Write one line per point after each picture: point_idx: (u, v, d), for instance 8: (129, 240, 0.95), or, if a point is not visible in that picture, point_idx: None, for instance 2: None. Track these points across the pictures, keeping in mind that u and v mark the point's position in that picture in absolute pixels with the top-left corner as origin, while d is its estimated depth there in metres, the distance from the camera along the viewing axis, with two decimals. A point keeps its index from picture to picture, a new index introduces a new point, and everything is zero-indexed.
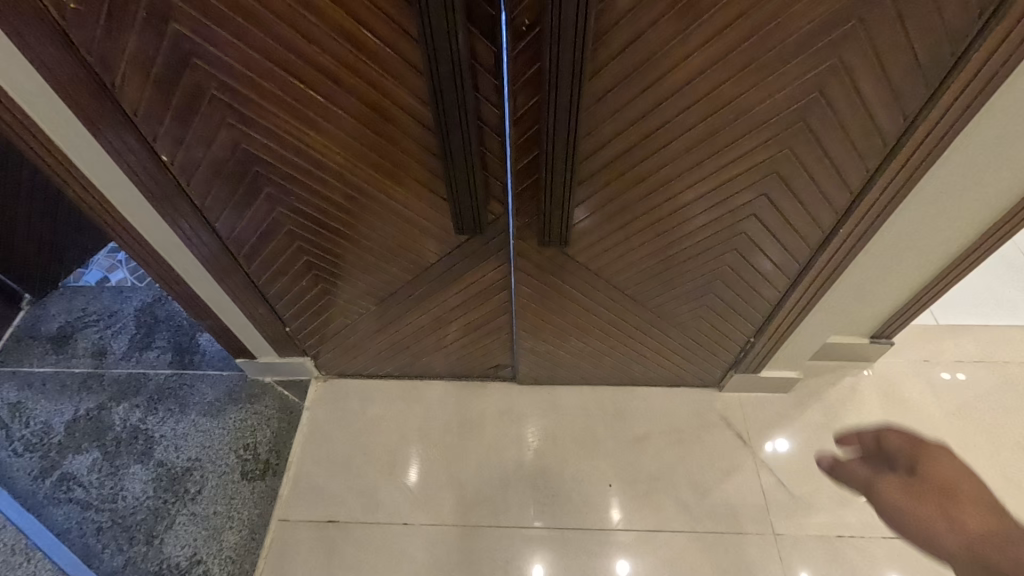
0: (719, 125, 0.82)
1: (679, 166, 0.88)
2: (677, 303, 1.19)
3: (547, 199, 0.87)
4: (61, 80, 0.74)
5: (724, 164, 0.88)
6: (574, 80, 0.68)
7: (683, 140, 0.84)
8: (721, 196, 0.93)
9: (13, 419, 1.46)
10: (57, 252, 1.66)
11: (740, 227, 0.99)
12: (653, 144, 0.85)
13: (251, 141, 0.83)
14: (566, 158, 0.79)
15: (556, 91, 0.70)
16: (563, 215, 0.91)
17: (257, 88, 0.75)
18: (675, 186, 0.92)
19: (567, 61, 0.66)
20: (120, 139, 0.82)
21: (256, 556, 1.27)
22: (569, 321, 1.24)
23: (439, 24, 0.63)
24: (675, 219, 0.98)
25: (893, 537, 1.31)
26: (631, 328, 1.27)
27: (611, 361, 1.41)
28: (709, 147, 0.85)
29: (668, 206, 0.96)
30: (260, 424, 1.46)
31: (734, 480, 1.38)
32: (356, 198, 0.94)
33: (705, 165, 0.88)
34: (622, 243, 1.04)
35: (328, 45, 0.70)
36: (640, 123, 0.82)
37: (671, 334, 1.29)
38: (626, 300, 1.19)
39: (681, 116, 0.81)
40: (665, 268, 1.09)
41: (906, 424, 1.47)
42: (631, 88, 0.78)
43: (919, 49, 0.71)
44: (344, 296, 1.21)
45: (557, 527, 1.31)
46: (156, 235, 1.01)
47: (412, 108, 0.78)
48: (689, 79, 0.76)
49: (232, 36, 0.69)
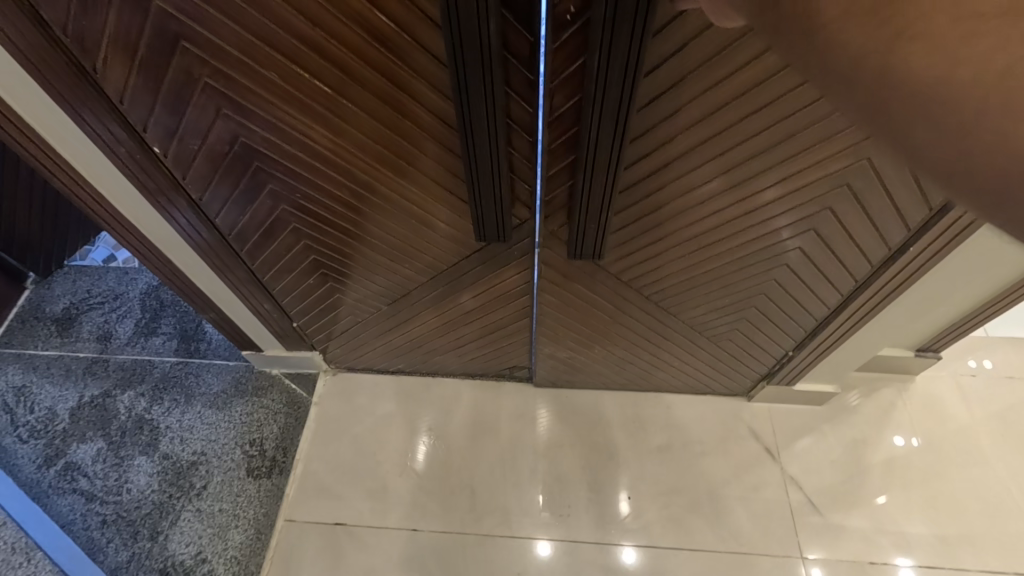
0: (782, 137, 0.71)
1: (733, 177, 0.78)
2: (714, 315, 1.10)
3: (583, 206, 0.78)
4: (33, 61, 0.64)
5: (783, 178, 0.77)
6: (624, 86, 0.59)
7: (740, 150, 0.74)
8: (777, 210, 0.83)
9: (17, 403, 1.43)
10: (61, 230, 1.60)
11: (794, 242, 0.89)
12: (706, 153, 0.75)
13: (250, 134, 0.74)
14: (609, 163, 0.70)
15: (602, 97, 0.60)
16: (600, 224, 0.82)
17: (255, 76, 0.66)
18: (724, 199, 0.82)
19: (621, 54, 0.56)
20: (105, 128, 0.74)
21: (262, 557, 1.24)
22: (593, 330, 1.16)
23: (468, 10, 0.53)
24: (721, 231, 0.88)
25: (929, 565, 1.23)
26: (661, 339, 1.19)
27: (633, 369, 1.33)
28: (770, 160, 0.75)
29: (715, 219, 0.86)
30: (267, 419, 1.41)
31: (759, 496, 1.31)
32: (367, 197, 0.85)
33: (764, 176, 0.77)
34: (660, 254, 0.95)
35: (336, 29, 0.60)
36: (694, 129, 0.71)
37: (703, 345, 1.20)
38: (658, 311, 1.10)
39: (741, 124, 0.70)
40: (704, 281, 1.00)
41: (948, 443, 1.38)
42: (687, 91, 0.67)
43: None
44: (354, 295, 1.13)
45: (571, 537, 1.26)
46: (152, 228, 0.93)
47: (432, 104, 0.68)
48: (757, 83, 0.65)
49: (222, 15, 0.59)
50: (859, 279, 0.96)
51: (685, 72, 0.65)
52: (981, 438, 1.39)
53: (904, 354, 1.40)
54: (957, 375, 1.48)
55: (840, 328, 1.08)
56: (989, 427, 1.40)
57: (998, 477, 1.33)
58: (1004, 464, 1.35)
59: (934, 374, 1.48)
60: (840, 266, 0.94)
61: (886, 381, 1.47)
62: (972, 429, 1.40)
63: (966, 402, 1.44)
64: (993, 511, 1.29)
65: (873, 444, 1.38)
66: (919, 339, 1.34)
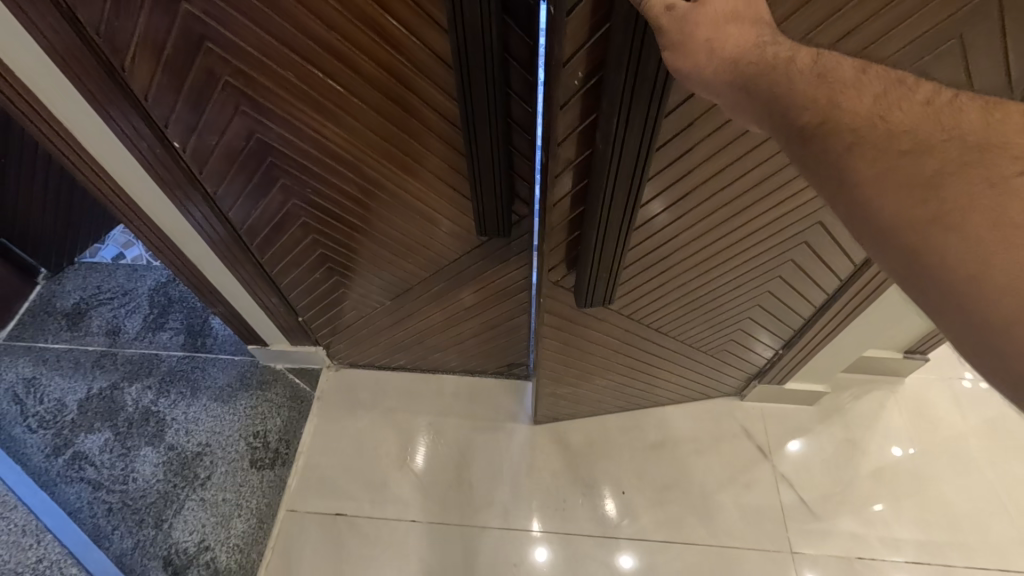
0: (767, 173, 0.77)
1: (725, 213, 0.84)
2: (712, 331, 1.15)
3: (594, 259, 0.81)
4: (67, 60, 0.69)
5: (771, 206, 0.83)
6: (640, 151, 0.63)
7: (730, 189, 0.79)
8: (761, 233, 0.89)
9: (27, 394, 1.46)
10: (72, 226, 1.65)
11: (787, 255, 0.95)
12: (698, 196, 0.80)
13: (266, 131, 0.79)
14: (622, 217, 0.73)
15: (619, 158, 0.65)
16: (609, 273, 0.85)
17: (273, 75, 0.70)
18: (712, 236, 0.88)
19: (638, 119, 0.60)
20: (129, 123, 0.78)
21: (264, 546, 1.26)
22: (594, 363, 1.19)
23: (473, 14, 0.57)
24: (712, 260, 0.94)
25: (916, 560, 1.26)
26: (661, 359, 1.23)
27: (630, 392, 1.36)
28: (749, 195, 0.80)
29: (711, 250, 0.91)
30: (271, 412, 1.45)
31: (751, 493, 1.34)
32: (375, 193, 0.90)
33: (753, 209, 0.83)
34: (660, 287, 0.99)
35: (350, 31, 0.65)
36: (686, 178, 0.77)
37: (700, 358, 1.25)
38: (659, 335, 1.14)
39: (728, 169, 0.76)
40: (701, 303, 1.05)
41: (936, 442, 1.41)
42: (678, 147, 0.72)
43: (1012, 64, 0.62)
44: (359, 290, 1.17)
45: (566, 530, 1.29)
46: (167, 221, 0.97)
47: (437, 103, 0.73)
48: (737, 138, 0.71)
49: (246, 19, 0.64)
50: (844, 279, 1.02)
51: (674, 139, 0.70)
52: (967, 437, 1.42)
53: (894, 356, 1.43)
54: (945, 377, 1.51)
55: (827, 329, 1.14)
56: (976, 427, 1.43)
57: (983, 475, 1.36)
58: (990, 462, 1.38)
59: (923, 375, 1.51)
60: (827, 269, 0.99)
61: (877, 384, 1.50)
62: (958, 429, 1.43)
63: (953, 403, 1.47)
64: (980, 512, 1.32)
65: (863, 444, 1.41)
66: (908, 340, 1.37)
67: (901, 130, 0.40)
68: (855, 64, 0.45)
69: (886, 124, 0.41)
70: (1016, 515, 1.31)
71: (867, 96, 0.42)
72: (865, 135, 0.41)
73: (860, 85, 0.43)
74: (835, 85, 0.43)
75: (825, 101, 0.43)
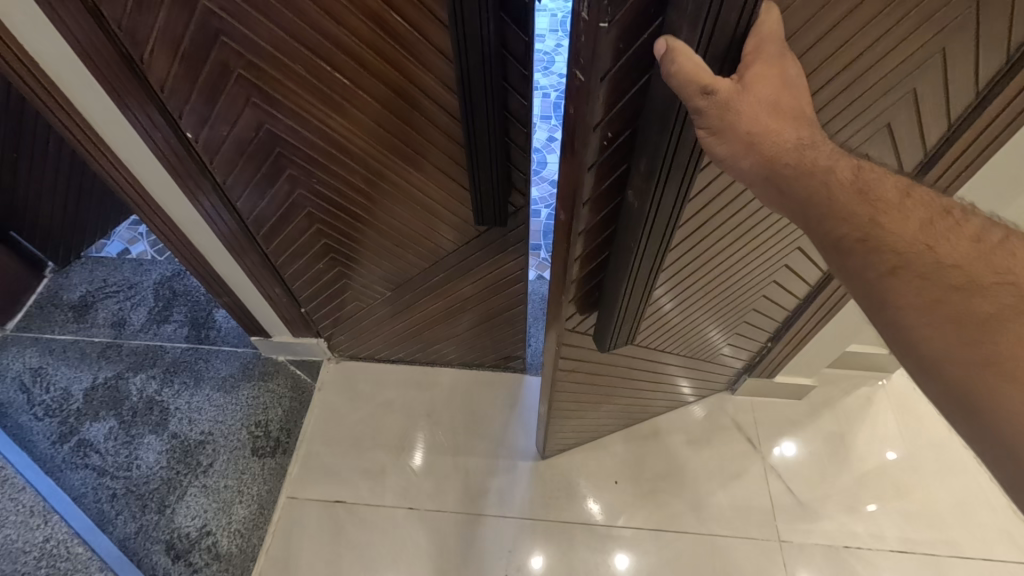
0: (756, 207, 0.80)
1: (723, 242, 0.85)
2: (709, 340, 1.19)
3: (620, 304, 0.79)
4: (90, 54, 0.73)
5: (764, 227, 0.86)
6: (672, 202, 0.63)
7: (727, 223, 0.81)
8: (752, 251, 0.92)
9: (34, 384, 1.49)
10: (79, 220, 1.68)
11: (782, 261, 0.99)
12: (701, 233, 0.80)
13: (275, 121, 0.83)
14: (652, 258, 0.72)
15: (655, 212, 0.64)
16: (635, 311, 0.85)
17: (283, 68, 0.75)
18: (710, 265, 0.90)
19: (675, 173, 0.59)
20: (146, 115, 0.82)
21: (264, 531, 1.29)
22: (602, 393, 1.18)
23: (472, 12, 0.62)
24: (708, 285, 0.96)
25: (901, 548, 1.30)
26: (661, 374, 1.25)
27: (632, 410, 1.37)
28: (740, 222, 0.84)
29: (712, 274, 0.93)
30: (273, 402, 1.48)
31: (741, 485, 1.37)
32: (379, 184, 0.94)
33: (747, 234, 0.86)
34: (667, 315, 1.00)
35: (356, 27, 0.69)
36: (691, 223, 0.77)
37: (696, 364, 1.29)
38: (661, 355, 1.16)
39: (724, 208, 0.77)
40: (700, 320, 1.08)
41: (920, 436, 1.44)
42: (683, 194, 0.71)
43: (981, 66, 0.65)
44: (360, 280, 1.21)
45: (560, 518, 1.32)
46: (177, 210, 1.01)
47: (439, 96, 0.77)
48: (733, 182, 0.73)
49: (260, 15, 0.68)
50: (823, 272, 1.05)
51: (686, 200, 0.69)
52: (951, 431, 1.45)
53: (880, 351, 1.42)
54: None
55: (812, 321, 1.18)
56: None
57: (965, 468, 1.40)
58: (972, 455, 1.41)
59: None
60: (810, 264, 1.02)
61: (864, 379, 1.53)
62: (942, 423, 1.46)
63: None
64: (964, 506, 1.35)
65: (851, 438, 1.45)
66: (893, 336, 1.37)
67: (949, 263, 0.44)
68: (897, 188, 0.49)
69: (934, 254, 0.44)
70: (1000, 511, 1.34)
71: (910, 222, 0.46)
72: (911, 262, 0.44)
73: (901, 211, 0.47)
74: (877, 205, 0.47)
75: (867, 220, 0.46)
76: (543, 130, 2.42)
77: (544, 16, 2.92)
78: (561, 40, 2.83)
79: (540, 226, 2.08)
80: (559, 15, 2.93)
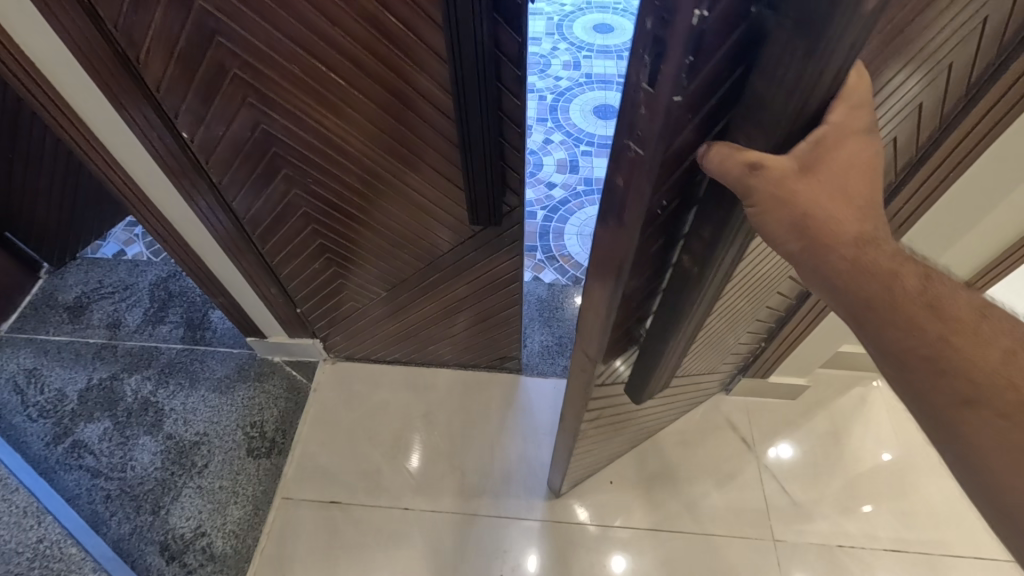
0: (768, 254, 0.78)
1: (742, 288, 0.83)
2: (713, 360, 1.18)
3: (658, 364, 0.75)
4: (85, 54, 0.73)
5: (773, 263, 0.84)
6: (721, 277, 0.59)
7: (747, 273, 0.78)
8: (759, 286, 0.91)
9: (28, 385, 1.49)
10: (74, 221, 1.69)
11: (782, 282, 0.99)
12: (728, 289, 0.77)
13: (271, 121, 0.83)
14: (693, 324, 0.68)
15: (702, 287, 0.59)
16: (670, 370, 0.82)
17: (279, 68, 0.75)
18: (730, 308, 0.87)
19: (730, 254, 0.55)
20: (142, 115, 0.82)
21: (259, 531, 1.29)
22: (618, 428, 1.15)
23: (466, 12, 0.62)
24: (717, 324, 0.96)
25: (894, 548, 1.30)
26: (671, 396, 1.23)
27: (643, 433, 1.34)
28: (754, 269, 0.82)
29: (727, 315, 0.91)
30: (268, 403, 1.48)
31: (736, 484, 1.38)
32: (374, 184, 0.94)
33: (760, 274, 0.84)
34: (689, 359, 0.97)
35: (353, 29, 0.70)
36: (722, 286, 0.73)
37: (701, 379, 1.28)
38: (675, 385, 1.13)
39: (751, 261, 0.74)
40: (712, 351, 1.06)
41: (914, 437, 1.45)
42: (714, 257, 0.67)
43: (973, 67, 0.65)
44: (356, 281, 1.21)
45: (555, 518, 1.32)
46: (172, 210, 1.01)
47: (435, 98, 0.77)
48: (762, 244, 0.71)
49: (256, 15, 0.69)
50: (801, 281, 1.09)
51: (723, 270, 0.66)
52: None
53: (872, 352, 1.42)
54: None
55: (804, 321, 1.19)
56: None
57: None
58: None
59: None
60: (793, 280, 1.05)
61: (858, 379, 1.54)
62: None
63: None
64: (956, 506, 1.35)
65: (845, 438, 1.45)
66: None
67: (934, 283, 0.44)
68: None
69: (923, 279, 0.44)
70: None
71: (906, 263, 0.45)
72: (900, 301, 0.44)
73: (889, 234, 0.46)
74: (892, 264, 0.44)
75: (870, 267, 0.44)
76: (539, 131, 2.45)
77: (541, 20, 2.99)
78: (556, 44, 2.88)
79: (536, 227, 2.09)
80: (554, 20, 3.00)
